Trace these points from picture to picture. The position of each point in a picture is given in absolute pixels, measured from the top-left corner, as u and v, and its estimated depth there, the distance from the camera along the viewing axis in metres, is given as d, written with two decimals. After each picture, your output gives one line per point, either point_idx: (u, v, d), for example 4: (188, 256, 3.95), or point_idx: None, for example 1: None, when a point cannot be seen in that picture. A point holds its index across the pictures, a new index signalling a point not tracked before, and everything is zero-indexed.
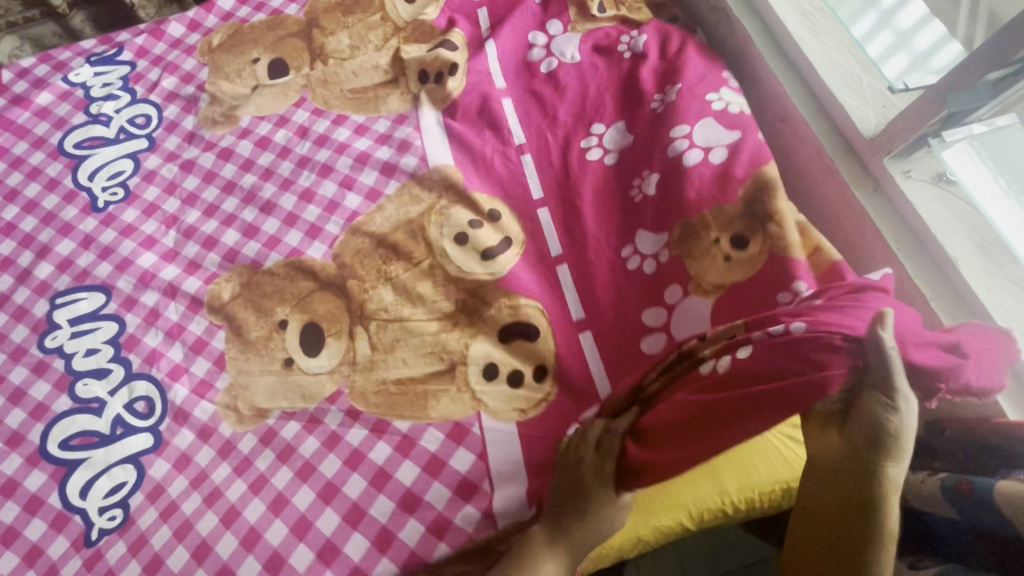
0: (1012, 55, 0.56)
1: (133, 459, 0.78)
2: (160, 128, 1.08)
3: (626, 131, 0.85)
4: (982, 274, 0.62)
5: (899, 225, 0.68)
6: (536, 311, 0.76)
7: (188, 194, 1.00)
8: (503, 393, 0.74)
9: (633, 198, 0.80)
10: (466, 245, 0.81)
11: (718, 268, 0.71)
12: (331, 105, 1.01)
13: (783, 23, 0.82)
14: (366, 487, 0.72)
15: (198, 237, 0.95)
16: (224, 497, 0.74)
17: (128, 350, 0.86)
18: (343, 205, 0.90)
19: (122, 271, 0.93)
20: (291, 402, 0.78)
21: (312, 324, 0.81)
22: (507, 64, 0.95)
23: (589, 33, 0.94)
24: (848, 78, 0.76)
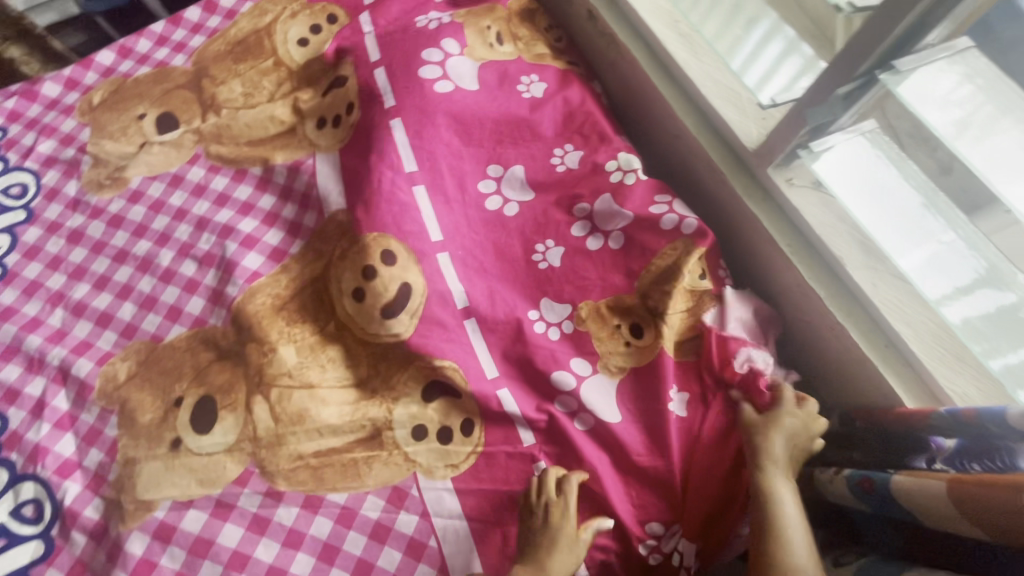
0: (857, 69, 0.60)
1: (22, 572, 0.70)
2: (38, 197, 1.00)
3: (525, 181, 0.79)
4: (867, 271, 0.66)
5: (791, 230, 0.72)
6: (453, 371, 0.69)
7: (75, 267, 0.92)
8: (439, 453, 0.68)
9: (537, 263, 0.74)
10: (366, 302, 0.72)
11: (618, 351, 0.69)
12: (227, 158, 0.96)
13: (664, 45, 0.85)
14: (320, 565, 0.66)
15: (91, 313, 0.87)
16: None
17: (9, 448, 0.78)
18: (242, 263, 0.82)
19: (5, 360, 0.85)
20: (179, 490, 0.71)
21: (204, 400, 0.74)
22: (393, 72, 0.83)
23: (488, 64, 0.85)
24: (728, 95, 0.79)
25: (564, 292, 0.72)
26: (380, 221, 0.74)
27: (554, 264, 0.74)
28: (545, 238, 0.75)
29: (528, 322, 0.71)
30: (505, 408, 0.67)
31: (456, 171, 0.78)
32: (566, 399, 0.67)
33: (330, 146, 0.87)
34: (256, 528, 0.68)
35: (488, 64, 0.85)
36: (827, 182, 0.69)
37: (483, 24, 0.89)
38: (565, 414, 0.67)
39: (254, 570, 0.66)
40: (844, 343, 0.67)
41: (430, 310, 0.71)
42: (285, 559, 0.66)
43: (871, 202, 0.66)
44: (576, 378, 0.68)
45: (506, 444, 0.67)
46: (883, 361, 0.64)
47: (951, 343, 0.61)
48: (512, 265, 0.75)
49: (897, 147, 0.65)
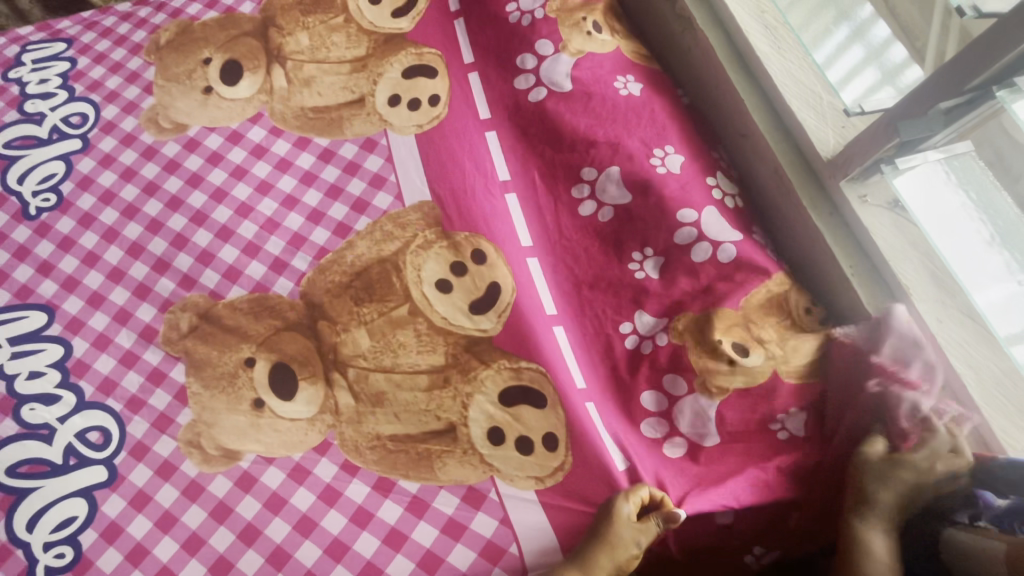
0: (966, 84, 0.56)
1: (83, 492, 0.70)
2: (96, 128, 0.94)
3: (621, 182, 0.76)
4: (933, 304, 0.64)
5: (856, 251, 0.69)
6: (538, 373, 0.69)
7: (127, 206, 0.87)
8: (517, 462, 0.67)
9: (633, 273, 0.73)
10: (450, 293, 0.73)
11: (721, 372, 0.66)
12: (289, 123, 0.90)
13: (746, 38, 0.77)
14: (383, 548, 0.65)
15: (148, 257, 0.83)
16: (208, 546, 0.66)
17: (77, 375, 0.76)
18: (310, 239, 0.81)
19: (69, 290, 0.82)
20: (265, 445, 0.71)
21: (281, 366, 0.73)
22: (488, 78, 0.88)
23: (585, 58, 0.84)
24: (809, 97, 0.73)
25: (666, 305, 0.71)
26: (472, 223, 0.77)
27: (652, 275, 0.73)
28: (643, 245, 0.74)
29: (619, 337, 0.72)
30: (591, 422, 0.67)
31: (551, 180, 0.80)
32: (653, 420, 0.68)
33: (404, 128, 0.86)
34: (325, 498, 0.68)
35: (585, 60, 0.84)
36: (906, 204, 0.63)
37: (580, 16, 0.88)
38: (655, 438, 0.68)
39: (317, 539, 0.66)
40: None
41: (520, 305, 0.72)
42: (349, 535, 0.66)
43: (953, 231, 0.61)
44: (670, 399, 0.68)
45: (590, 459, 0.65)
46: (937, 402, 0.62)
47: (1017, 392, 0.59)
48: (605, 276, 0.74)
49: (991, 176, 0.61)
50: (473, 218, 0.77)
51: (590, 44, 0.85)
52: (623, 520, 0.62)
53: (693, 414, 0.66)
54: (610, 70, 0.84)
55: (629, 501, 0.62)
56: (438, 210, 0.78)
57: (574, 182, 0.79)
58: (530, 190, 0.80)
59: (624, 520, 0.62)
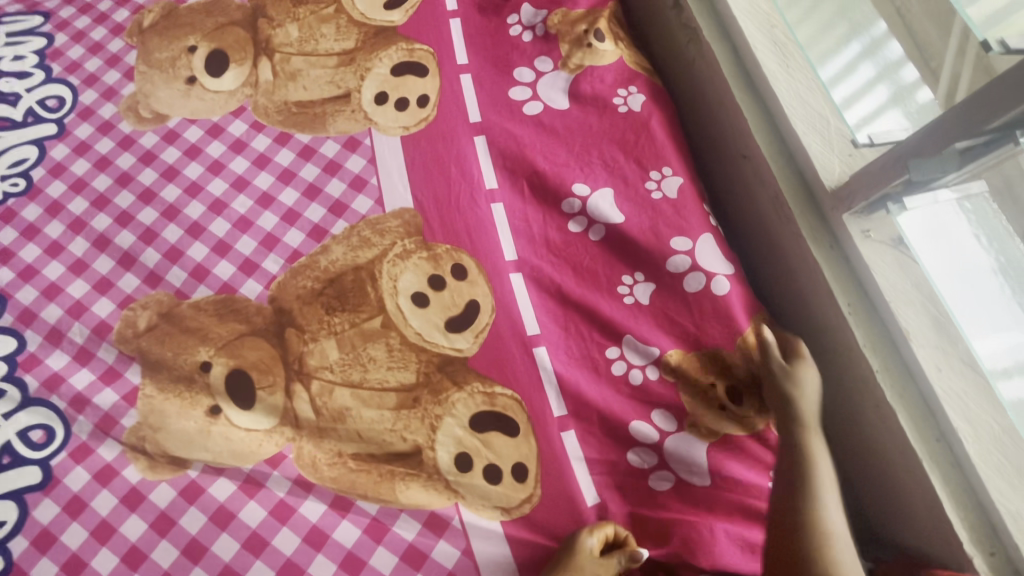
0: (984, 125, 0.52)
1: (14, 496, 0.63)
2: (72, 114, 0.88)
3: (614, 203, 0.73)
4: (933, 351, 0.60)
5: (855, 289, 0.65)
6: (511, 400, 0.65)
7: (97, 196, 0.81)
8: (483, 490, 0.62)
9: (621, 298, 0.70)
10: (427, 308, 0.69)
11: (712, 414, 0.65)
12: (270, 117, 0.86)
13: (753, 54, 0.74)
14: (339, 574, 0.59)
15: (113, 251, 0.77)
16: (150, 560, 0.61)
17: (24, 370, 0.70)
18: (283, 240, 0.76)
19: (26, 279, 0.75)
20: (213, 454, 0.65)
21: (240, 373, 0.68)
22: (481, 77, 0.84)
23: (577, 76, 0.82)
24: (815, 120, 0.69)
25: (653, 335, 0.67)
26: (454, 235, 0.72)
27: (642, 301, 0.69)
28: (634, 270, 0.71)
29: (605, 362, 0.67)
30: (570, 455, 0.63)
31: (542, 190, 0.75)
32: (643, 450, 0.63)
33: (390, 129, 0.82)
34: (278, 514, 0.62)
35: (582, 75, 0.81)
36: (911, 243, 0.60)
37: (580, 29, 0.84)
38: (643, 469, 0.63)
39: (267, 559, 0.60)
40: (888, 423, 0.62)
41: (498, 327, 0.68)
42: (302, 557, 0.60)
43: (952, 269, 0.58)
44: (659, 433, 0.64)
45: (563, 483, 0.62)
46: (929, 454, 0.59)
47: (1015, 451, 0.56)
48: (591, 298, 0.69)
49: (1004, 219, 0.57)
50: (457, 231, 0.73)
51: (592, 57, 0.82)
52: (584, 549, 0.57)
53: (681, 452, 0.63)
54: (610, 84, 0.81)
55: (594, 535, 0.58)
56: (420, 219, 0.74)
57: (565, 197, 0.74)
58: (516, 198, 0.75)
59: (584, 548, 0.57)
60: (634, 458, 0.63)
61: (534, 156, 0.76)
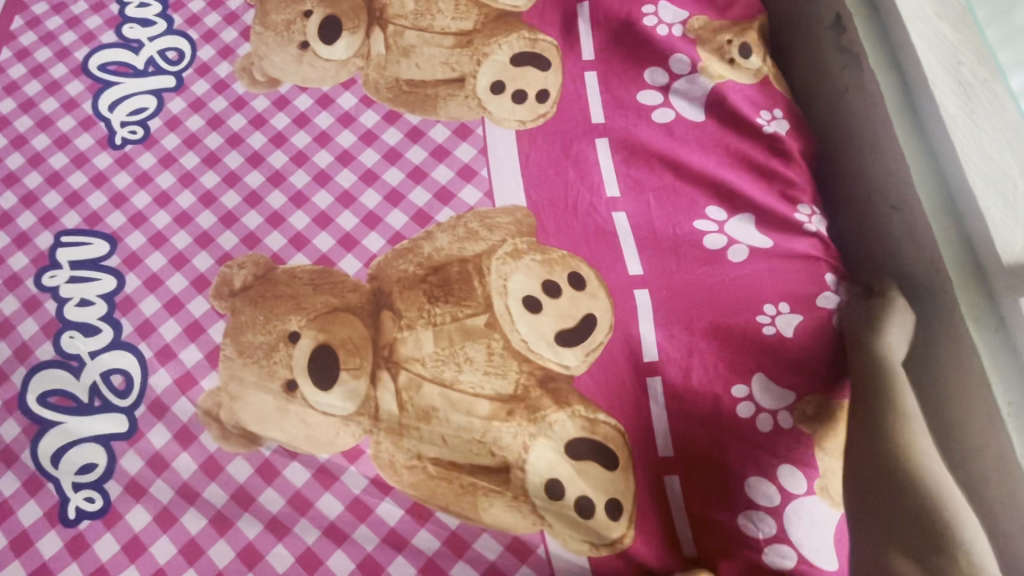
0: None
1: (103, 440, 0.63)
2: (190, 68, 0.87)
3: (756, 228, 0.69)
4: None
5: (1019, 382, 0.58)
6: (614, 432, 0.59)
7: (209, 153, 0.79)
8: (576, 526, 0.57)
9: (762, 328, 0.63)
10: (541, 312, 0.64)
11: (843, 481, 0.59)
12: (379, 92, 0.82)
13: (931, 95, 0.66)
14: None
15: (217, 208, 0.75)
16: (233, 530, 0.59)
17: (123, 312, 0.69)
18: (385, 220, 0.72)
19: (136, 225, 0.74)
20: (287, 436, 0.62)
21: (326, 350, 0.63)
22: (607, 74, 0.79)
23: (721, 83, 0.77)
24: (999, 181, 0.62)
25: (792, 380, 0.61)
26: (571, 242, 0.68)
27: (784, 332, 0.63)
28: (779, 300, 0.64)
29: (730, 399, 0.60)
30: (671, 502, 0.59)
31: (667, 206, 0.70)
32: (761, 514, 0.57)
33: (503, 120, 0.77)
34: (355, 511, 0.60)
35: (726, 84, 0.77)
36: None
37: (723, 39, 0.80)
38: (755, 538, 0.57)
39: (348, 552, 0.58)
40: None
41: (613, 349, 0.62)
42: (383, 557, 0.58)
43: None
44: (781, 494, 0.57)
45: (663, 529, 0.58)
46: None
47: None
48: (725, 329, 0.63)
49: None
50: (572, 237, 0.68)
51: (730, 73, 0.78)
52: None
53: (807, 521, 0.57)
54: (750, 103, 0.77)
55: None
56: (532, 218, 0.70)
57: (697, 217, 0.69)
58: (637, 209, 0.70)
59: None
60: (745, 521, 0.57)
61: (660, 171, 0.72)
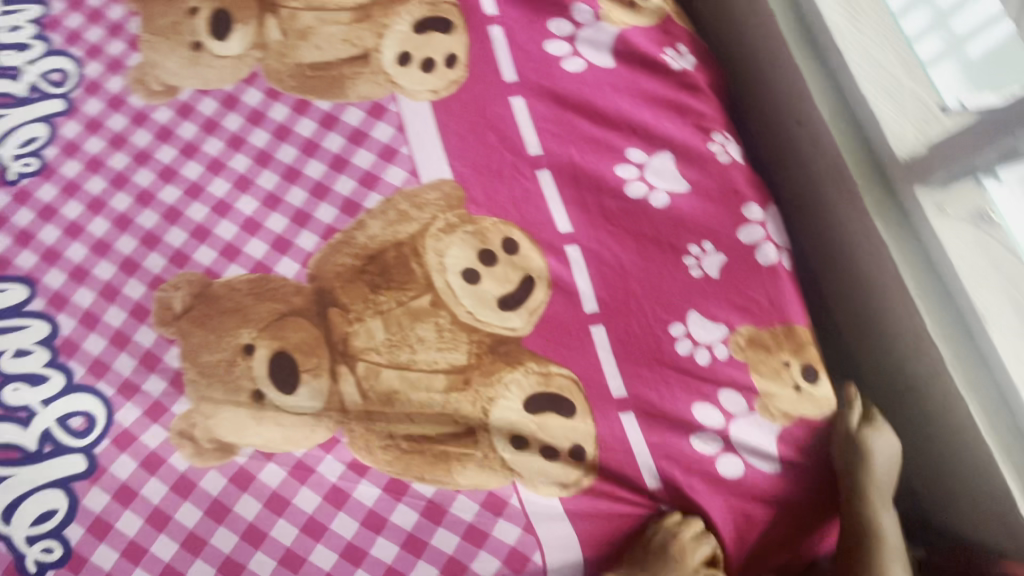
0: None
1: (61, 484, 0.63)
2: (79, 88, 0.82)
3: (676, 169, 0.70)
4: (1015, 339, 0.57)
5: (924, 267, 0.62)
6: (570, 383, 0.63)
7: (116, 174, 0.77)
8: (547, 471, 0.61)
9: (689, 269, 0.66)
10: (479, 283, 0.66)
11: (787, 395, 0.62)
12: (285, 83, 0.79)
13: (818, 7, 0.69)
14: (403, 554, 0.60)
15: (136, 231, 0.73)
16: (211, 546, 0.61)
17: (67, 355, 0.68)
18: (314, 216, 0.72)
19: (50, 263, 0.72)
20: (265, 439, 0.63)
21: (282, 357, 0.65)
22: (513, 29, 0.78)
23: (624, 30, 0.77)
24: (888, 83, 0.65)
25: (720, 311, 0.64)
26: (500, 208, 0.69)
27: (710, 273, 0.66)
28: (702, 239, 0.67)
29: (669, 340, 0.63)
30: (632, 437, 0.61)
31: (590, 156, 0.71)
32: (707, 434, 0.61)
33: (416, 93, 0.76)
34: (332, 501, 0.62)
35: (634, 28, 0.77)
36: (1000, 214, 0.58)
37: None
38: (708, 455, 0.61)
39: (330, 542, 0.60)
40: (956, 412, 0.60)
41: (553, 307, 0.65)
42: (365, 540, 0.60)
43: None
44: (724, 415, 0.61)
45: (627, 476, 0.61)
46: (1006, 452, 0.57)
47: None
48: (656, 267, 0.66)
49: None
50: (500, 203, 0.69)
51: (631, 19, 0.79)
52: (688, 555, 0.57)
53: (747, 439, 0.61)
54: (653, 41, 0.77)
55: (669, 521, 0.59)
56: (461, 191, 0.70)
57: (619, 163, 0.71)
58: (560, 163, 0.71)
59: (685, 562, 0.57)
60: (697, 442, 0.61)
61: (577, 121, 0.73)
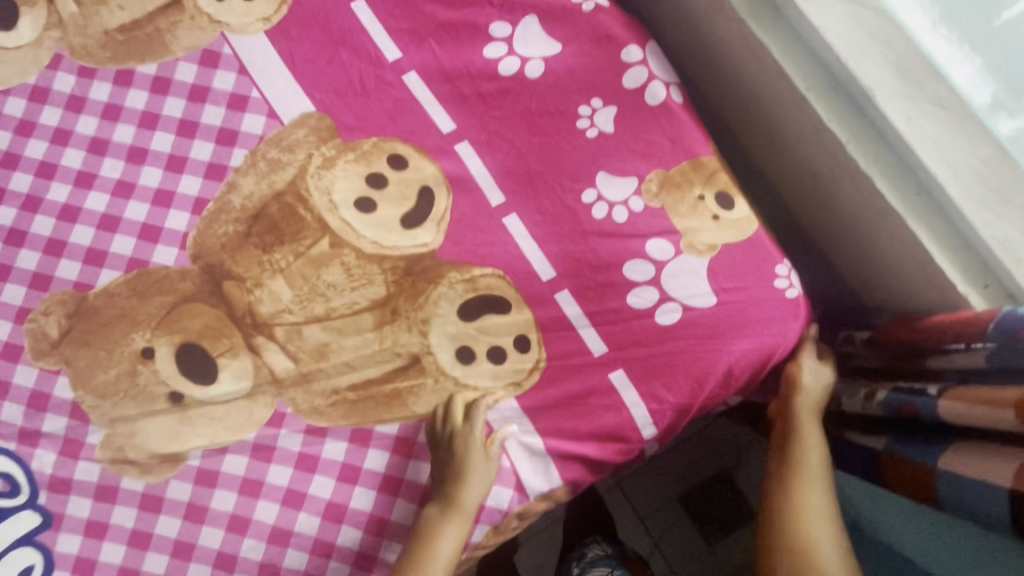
0: None
1: (25, 542, 0.58)
2: None
3: (543, 32, 0.66)
4: (901, 101, 0.58)
5: (807, 59, 0.63)
6: (500, 281, 0.61)
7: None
8: (494, 374, 0.60)
9: (583, 131, 0.64)
10: (375, 209, 0.61)
11: (709, 227, 0.62)
12: (95, 55, 0.68)
13: None
14: (388, 494, 0.59)
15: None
16: (200, 547, 0.58)
17: None
18: (179, 191, 0.64)
19: None
20: (207, 437, 0.59)
21: (188, 347, 0.59)
22: None
23: None
24: None
25: (624, 163, 0.63)
26: (375, 125, 0.64)
27: (604, 130, 0.64)
28: (591, 97, 0.64)
29: (584, 209, 0.62)
30: (571, 314, 0.60)
31: (453, 46, 0.66)
32: (643, 289, 0.61)
33: (245, 27, 0.67)
34: (304, 467, 0.59)
35: None
36: None
37: None
38: (648, 309, 0.61)
39: (312, 508, 0.58)
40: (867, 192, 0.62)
41: (462, 210, 0.62)
42: (345, 495, 0.59)
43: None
44: (655, 266, 0.61)
45: (578, 357, 0.60)
46: (915, 210, 0.59)
47: (1001, 175, 0.56)
48: (551, 140, 0.63)
49: None
50: (375, 119, 0.64)
51: None
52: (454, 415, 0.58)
53: (680, 283, 0.61)
54: None
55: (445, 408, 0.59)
56: (328, 119, 0.64)
57: (486, 42, 0.66)
58: (425, 60, 0.65)
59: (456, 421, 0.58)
60: (635, 300, 0.61)
61: (430, 10, 0.66)
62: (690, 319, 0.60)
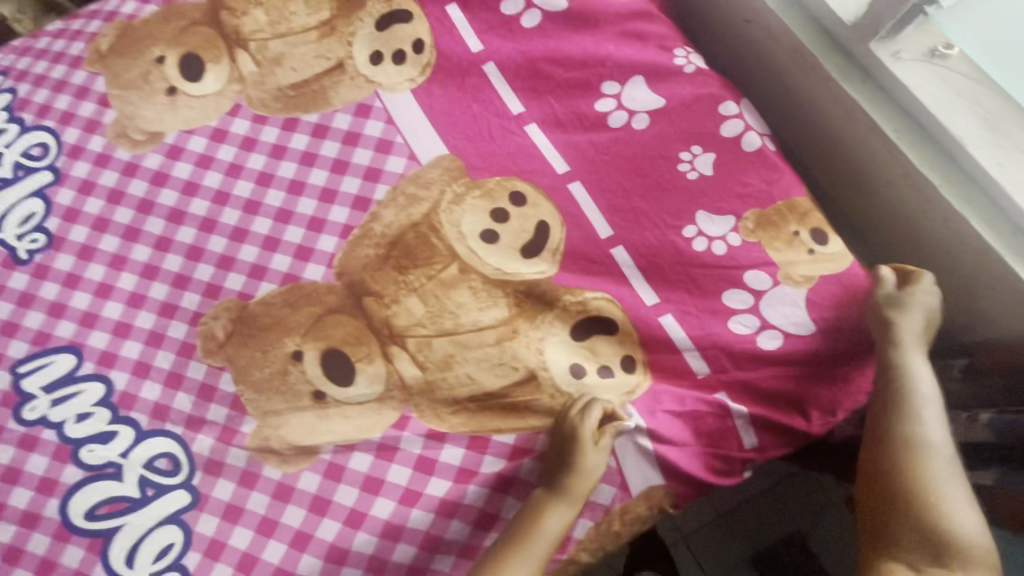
0: None
1: (174, 518, 0.67)
2: (63, 156, 0.85)
3: (649, 88, 0.75)
4: (992, 149, 0.64)
5: (896, 112, 0.69)
6: (606, 303, 0.68)
7: (126, 229, 0.80)
8: (609, 387, 0.66)
9: (685, 173, 0.71)
10: (498, 241, 0.71)
11: (804, 261, 0.68)
12: (270, 106, 0.83)
13: None
14: (495, 495, 0.65)
15: (165, 276, 0.77)
16: (316, 539, 0.65)
17: (127, 408, 0.72)
18: (329, 219, 0.76)
19: (90, 326, 0.76)
20: (340, 435, 0.68)
21: (333, 352, 0.70)
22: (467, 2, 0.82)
23: None
24: None
25: (724, 204, 0.69)
26: (499, 167, 0.74)
27: (704, 172, 0.71)
28: (691, 144, 0.72)
29: (685, 241, 0.69)
30: (676, 337, 0.67)
31: (568, 101, 0.76)
32: (744, 315, 0.66)
33: (395, 85, 0.80)
34: (422, 468, 0.66)
35: None
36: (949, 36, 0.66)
37: None
38: (747, 335, 0.66)
39: (423, 506, 0.65)
40: (959, 232, 0.67)
41: (572, 243, 0.71)
42: (456, 494, 0.65)
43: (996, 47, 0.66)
44: (754, 295, 0.67)
45: (679, 376, 0.66)
46: (1010, 246, 0.64)
47: None
48: (655, 182, 0.71)
49: None
50: (500, 162, 0.74)
51: None
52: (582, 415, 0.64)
53: (780, 313, 0.66)
54: None
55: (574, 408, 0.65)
56: (460, 161, 0.75)
57: (598, 97, 0.76)
58: (544, 114, 0.76)
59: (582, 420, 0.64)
60: (735, 324, 0.66)
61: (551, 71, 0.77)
62: (786, 351, 0.65)
